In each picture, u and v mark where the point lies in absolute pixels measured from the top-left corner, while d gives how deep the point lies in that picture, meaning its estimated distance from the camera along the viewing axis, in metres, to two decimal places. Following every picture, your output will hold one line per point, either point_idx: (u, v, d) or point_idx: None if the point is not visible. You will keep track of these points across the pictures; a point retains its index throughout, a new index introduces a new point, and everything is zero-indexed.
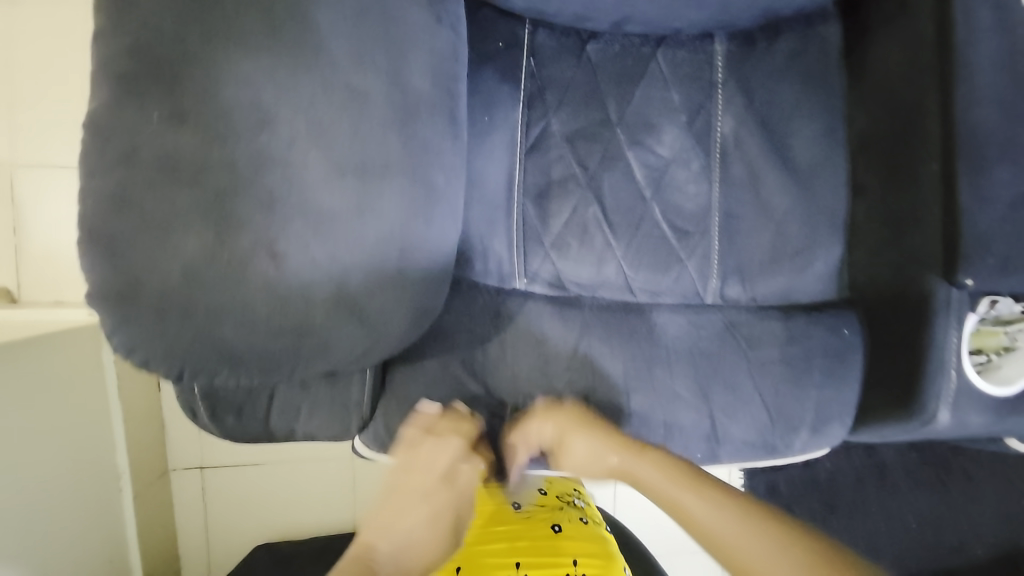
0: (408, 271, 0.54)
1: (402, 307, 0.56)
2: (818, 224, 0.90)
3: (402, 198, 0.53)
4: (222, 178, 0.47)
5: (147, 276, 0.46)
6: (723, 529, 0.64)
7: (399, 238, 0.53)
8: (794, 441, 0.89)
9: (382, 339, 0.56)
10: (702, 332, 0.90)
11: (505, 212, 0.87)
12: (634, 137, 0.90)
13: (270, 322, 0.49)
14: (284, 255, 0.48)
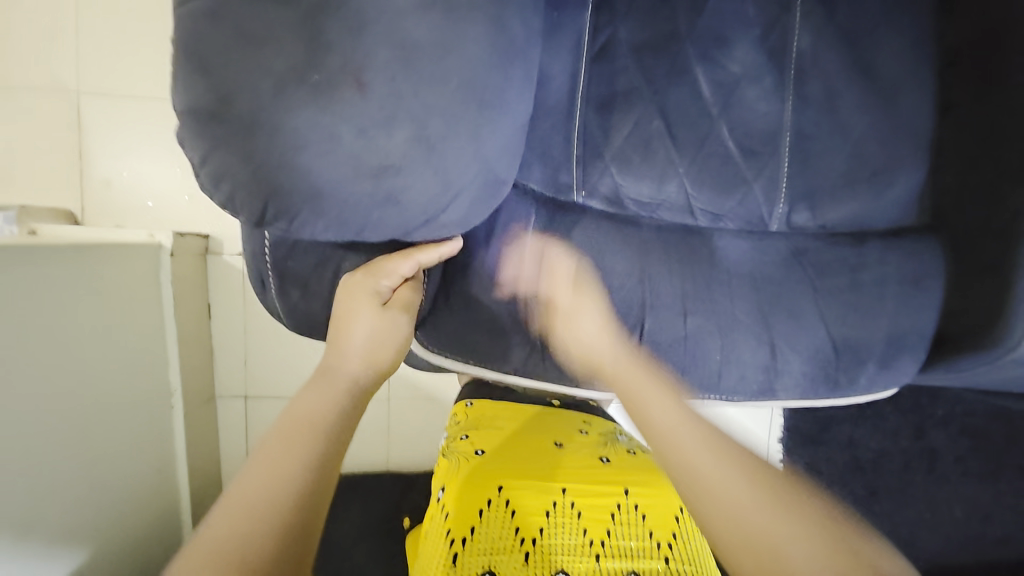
0: (485, 123, 0.54)
1: (474, 165, 0.55)
2: (899, 147, 0.85)
3: (485, 43, 0.52)
4: (314, 1, 0.46)
5: (239, 96, 0.47)
6: (688, 438, 0.60)
7: (480, 88, 0.52)
8: (859, 372, 0.86)
9: (451, 198, 0.56)
10: (765, 258, 0.87)
11: (567, 121, 0.84)
12: (704, 51, 0.85)
13: (349, 156, 0.49)
14: (370, 84, 0.48)
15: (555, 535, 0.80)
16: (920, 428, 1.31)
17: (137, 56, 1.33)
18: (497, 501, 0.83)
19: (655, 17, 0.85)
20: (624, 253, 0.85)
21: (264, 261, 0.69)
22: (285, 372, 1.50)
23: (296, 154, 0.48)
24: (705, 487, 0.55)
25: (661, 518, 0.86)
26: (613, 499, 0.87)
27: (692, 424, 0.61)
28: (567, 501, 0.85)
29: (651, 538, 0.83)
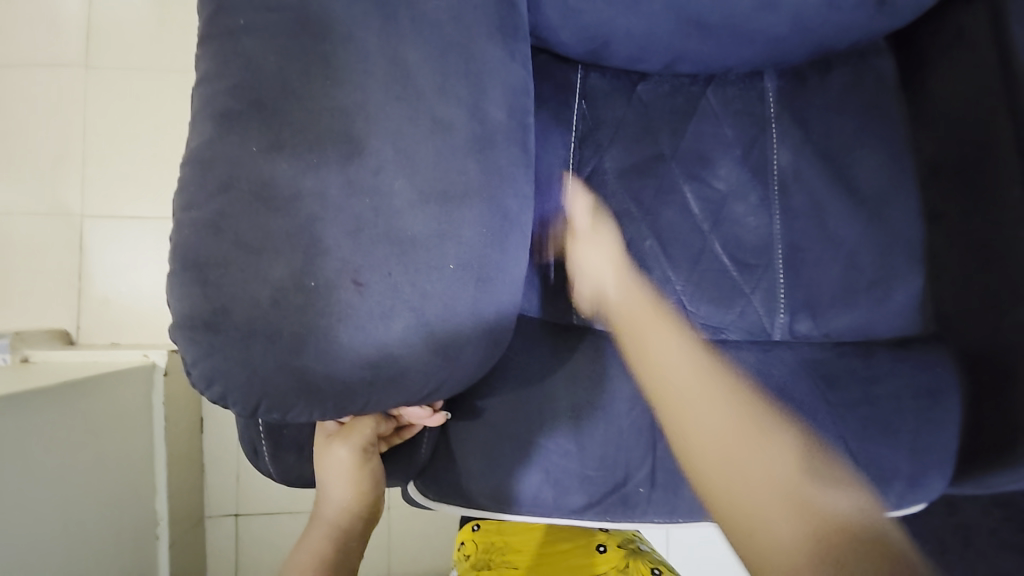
0: (485, 298, 0.54)
1: (476, 332, 0.54)
2: (892, 255, 0.86)
3: (481, 223, 0.53)
4: (311, 206, 0.47)
5: (235, 304, 0.46)
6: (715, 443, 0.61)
7: (478, 263, 0.53)
8: (888, 495, 0.80)
9: (456, 366, 0.54)
10: (773, 370, 0.84)
11: (561, 246, 0.85)
12: (689, 172, 0.90)
13: (348, 347, 0.48)
14: (367, 283, 0.48)
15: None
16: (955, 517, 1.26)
17: (142, 181, 1.37)
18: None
19: (638, 147, 0.89)
20: (632, 382, 0.82)
21: (256, 428, 0.64)
22: (282, 484, 1.44)
23: (294, 355, 0.47)
24: (767, 496, 0.56)
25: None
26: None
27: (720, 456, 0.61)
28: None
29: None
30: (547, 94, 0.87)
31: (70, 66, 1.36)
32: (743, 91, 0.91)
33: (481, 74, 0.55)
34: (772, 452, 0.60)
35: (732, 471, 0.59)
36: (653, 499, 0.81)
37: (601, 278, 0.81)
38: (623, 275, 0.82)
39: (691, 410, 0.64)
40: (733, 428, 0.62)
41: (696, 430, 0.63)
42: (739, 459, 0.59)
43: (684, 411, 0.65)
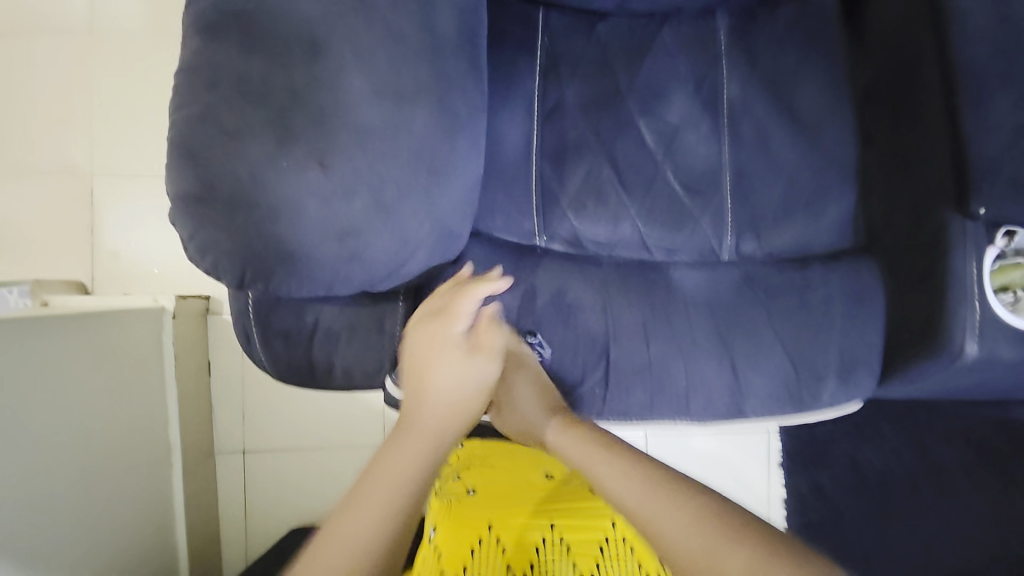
0: (437, 190, 0.63)
1: (427, 221, 0.64)
2: (828, 176, 0.93)
3: (431, 123, 0.62)
4: (281, 100, 0.57)
5: (221, 180, 0.57)
6: (629, 493, 0.58)
7: (427, 157, 0.62)
8: (819, 391, 0.89)
9: (411, 249, 0.64)
10: (718, 285, 0.93)
11: (523, 173, 0.93)
12: (644, 105, 0.96)
13: (318, 218, 0.58)
14: (331, 165, 0.58)
15: (545, 570, 0.82)
16: (923, 443, 1.32)
17: (146, 140, 1.46)
18: (487, 540, 0.85)
19: (599, 81, 0.95)
20: (587, 292, 0.92)
21: (248, 316, 0.75)
22: (285, 423, 1.53)
23: (273, 220, 0.57)
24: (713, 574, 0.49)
25: (649, 549, 0.87)
26: (601, 533, 0.87)
27: (628, 481, 0.59)
28: (556, 535, 0.87)
29: (634, 563, 0.85)
30: (510, 33, 0.94)
31: (75, 31, 1.45)
32: (697, 28, 0.97)
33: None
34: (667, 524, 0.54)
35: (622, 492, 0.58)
36: (607, 399, 0.91)
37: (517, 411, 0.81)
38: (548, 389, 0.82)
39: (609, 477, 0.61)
40: (614, 474, 0.61)
41: (600, 486, 0.61)
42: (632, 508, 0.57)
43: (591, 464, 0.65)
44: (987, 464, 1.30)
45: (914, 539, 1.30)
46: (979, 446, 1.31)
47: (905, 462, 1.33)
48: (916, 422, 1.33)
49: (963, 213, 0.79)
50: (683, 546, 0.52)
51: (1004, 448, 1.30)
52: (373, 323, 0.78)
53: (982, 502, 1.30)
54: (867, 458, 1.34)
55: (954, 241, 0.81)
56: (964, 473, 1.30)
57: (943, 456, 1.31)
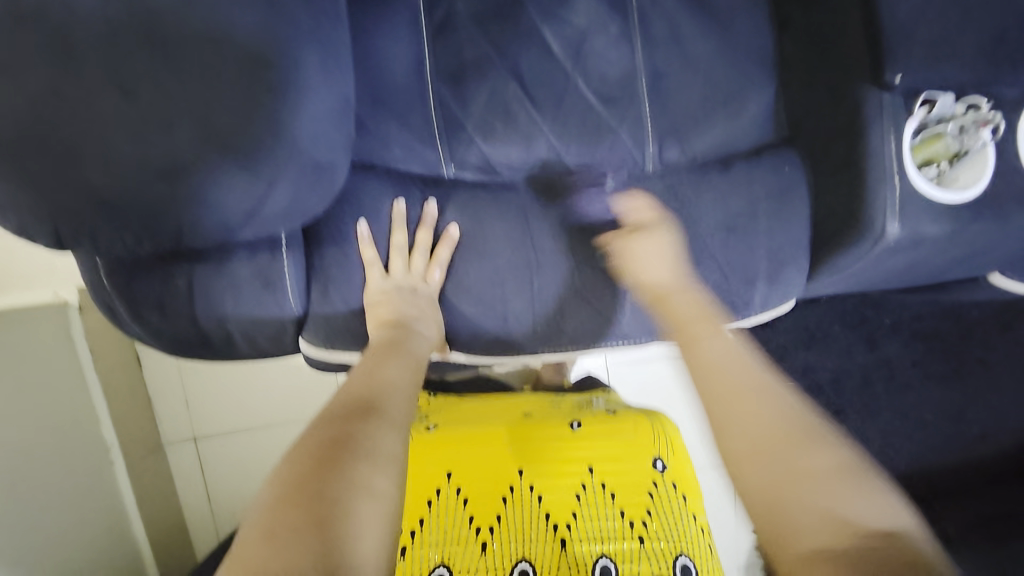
0: (283, 109, 0.58)
1: (280, 158, 0.59)
2: (745, 66, 0.87)
3: (256, 25, 0.57)
4: (75, 29, 0.52)
5: (20, 124, 0.52)
6: (761, 427, 0.56)
7: (269, 82, 0.57)
8: (752, 297, 0.86)
9: (266, 190, 0.59)
10: (642, 200, 0.88)
11: (418, 98, 0.84)
12: (546, 9, 0.86)
13: (153, 154, 0.54)
14: (131, 87, 0.53)
15: (511, 520, 0.73)
16: (872, 340, 1.35)
17: None
18: (446, 491, 0.76)
19: None
20: (506, 223, 0.85)
21: (104, 286, 0.67)
22: (230, 406, 1.39)
23: (107, 162, 0.54)
24: (761, 437, 0.56)
25: (633, 494, 0.76)
26: (577, 478, 0.77)
27: (762, 419, 0.57)
28: (524, 483, 0.76)
29: (612, 508, 0.75)
30: None
31: None
32: None
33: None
34: (699, 385, 0.63)
35: (738, 419, 0.58)
36: (539, 333, 0.86)
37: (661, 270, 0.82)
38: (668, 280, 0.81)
39: (725, 408, 0.59)
40: (765, 434, 0.56)
41: (721, 404, 0.60)
42: (760, 420, 0.57)
43: (712, 368, 0.64)
44: (929, 352, 1.34)
45: (869, 434, 1.35)
46: (922, 336, 1.34)
47: (857, 362, 1.35)
48: (862, 321, 1.35)
49: (877, 84, 0.76)
50: (749, 439, 0.56)
51: (942, 335, 1.34)
52: (257, 277, 0.70)
53: (924, 389, 1.35)
54: (821, 363, 1.36)
55: (866, 120, 0.77)
56: (909, 364, 1.34)
57: (890, 351, 1.35)
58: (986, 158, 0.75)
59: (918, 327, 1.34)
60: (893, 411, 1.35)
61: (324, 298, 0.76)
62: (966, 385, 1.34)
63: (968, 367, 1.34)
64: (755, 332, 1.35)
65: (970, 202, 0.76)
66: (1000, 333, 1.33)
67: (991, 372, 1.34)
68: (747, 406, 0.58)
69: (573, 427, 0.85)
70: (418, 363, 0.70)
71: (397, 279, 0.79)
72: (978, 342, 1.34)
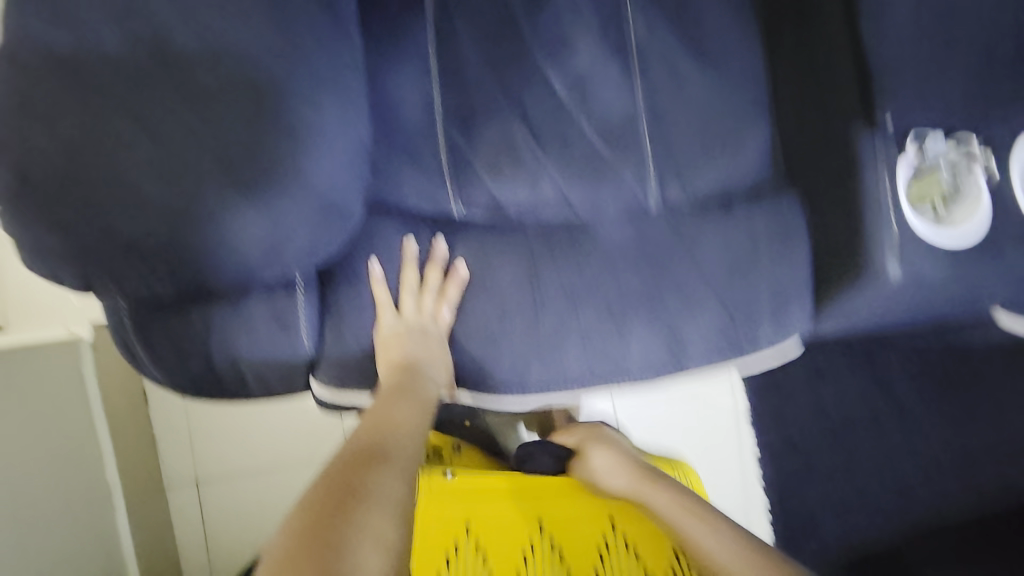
0: (302, 154, 0.61)
1: (298, 201, 0.62)
2: (742, 111, 0.90)
3: (278, 78, 0.61)
4: (111, 87, 0.56)
5: (51, 172, 0.55)
6: (720, 555, 0.72)
7: (286, 132, 0.61)
8: (757, 334, 0.87)
9: (283, 230, 0.62)
10: (646, 239, 0.91)
11: (429, 143, 0.88)
12: (550, 58, 0.91)
13: (177, 200, 0.57)
14: (158, 136, 0.57)
15: (531, 574, 0.78)
16: (881, 375, 1.33)
17: None
18: (468, 550, 0.80)
19: (497, 37, 0.90)
20: (513, 261, 0.88)
21: (124, 329, 0.69)
22: (234, 444, 1.38)
23: (134, 209, 0.56)
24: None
25: (652, 546, 0.83)
26: (598, 533, 0.83)
27: (726, 547, 0.72)
28: (545, 536, 0.82)
29: (632, 561, 0.81)
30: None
31: None
32: None
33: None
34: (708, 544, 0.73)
35: (713, 551, 0.72)
36: (546, 368, 0.87)
37: (613, 481, 0.87)
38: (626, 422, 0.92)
39: (723, 562, 0.71)
40: (732, 556, 0.71)
41: (701, 549, 0.73)
42: (750, 569, 0.68)
43: (676, 524, 0.77)
44: (947, 389, 1.30)
45: (885, 474, 1.31)
46: (938, 372, 1.31)
47: (869, 397, 1.33)
48: (872, 356, 1.33)
49: (869, 126, 0.80)
50: (738, 560, 0.70)
51: (961, 371, 1.30)
52: (271, 316, 0.72)
53: (941, 426, 1.31)
54: (831, 398, 1.34)
55: (861, 159, 0.80)
56: (927, 401, 1.31)
57: (902, 386, 1.32)
58: (979, 200, 0.78)
59: (933, 363, 1.32)
60: (913, 450, 1.30)
61: (336, 336, 0.79)
62: (990, 424, 1.29)
63: (988, 404, 1.30)
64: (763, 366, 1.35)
65: (964, 241, 0.78)
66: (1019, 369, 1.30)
67: (1013, 409, 1.29)
68: (718, 551, 0.72)
69: (587, 475, 0.91)
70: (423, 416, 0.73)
71: (408, 317, 0.81)
72: (999, 381, 1.30)
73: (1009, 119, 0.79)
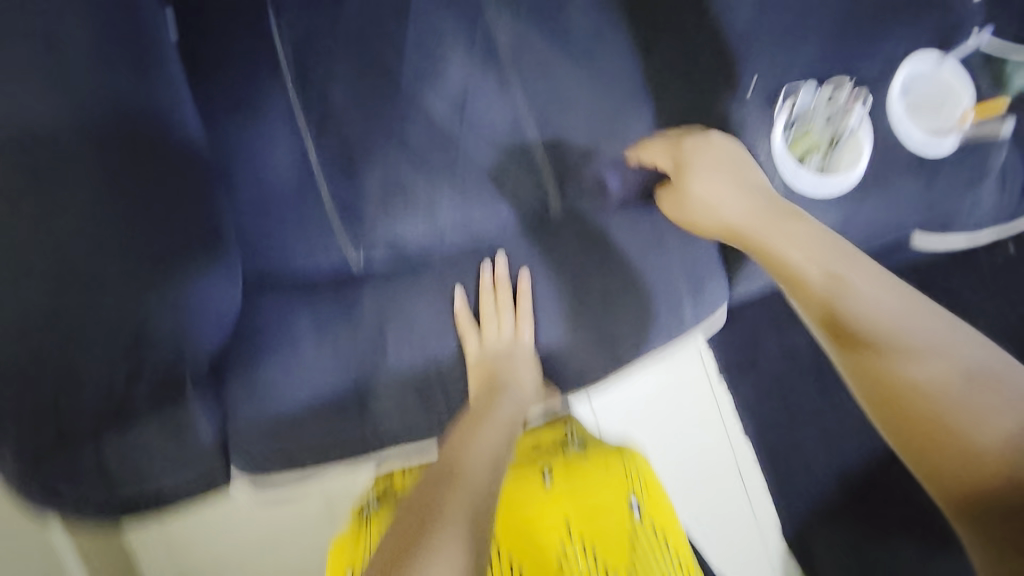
0: (138, 268, 0.61)
1: (148, 312, 0.62)
2: (621, 97, 0.89)
3: (96, 203, 0.60)
4: None
5: None
6: (888, 307, 0.65)
7: (127, 254, 0.61)
8: (681, 315, 0.87)
9: (147, 342, 0.63)
10: (558, 248, 0.89)
11: (312, 198, 0.84)
12: (424, 85, 0.88)
13: (16, 347, 0.56)
14: None
15: None
16: None
17: None
18: None
19: (362, 75, 0.87)
20: (427, 301, 0.86)
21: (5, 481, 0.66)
22: None
23: None
24: (894, 320, 0.64)
25: (614, 539, 0.77)
26: (554, 539, 0.76)
27: (937, 356, 0.60)
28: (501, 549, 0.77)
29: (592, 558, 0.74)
30: (238, 56, 0.84)
31: None
32: None
33: (89, 95, 0.62)
34: (794, 250, 0.71)
35: (987, 407, 0.55)
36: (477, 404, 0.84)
37: (717, 213, 0.78)
38: (757, 196, 0.77)
39: (892, 321, 0.64)
40: (906, 310, 0.65)
41: (857, 302, 0.66)
42: (895, 318, 0.64)
43: (787, 252, 0.71)
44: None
45: None
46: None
47: None
48: None
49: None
50: (976, 393, 0.57)
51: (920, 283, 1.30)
52: (163, 427, 0.71)
53: None
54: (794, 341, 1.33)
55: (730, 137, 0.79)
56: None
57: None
58: (859, 141, 0.80)
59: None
60: None
61: (249, 423, 0.77)
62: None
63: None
64: (725, 327, 1.32)
65: (854, 181, 0.80)
66: (963, 274, 1.31)
67: (965, 312, 1.31)
68: (928, 338, 0.62)
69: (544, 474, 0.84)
70: (499, 437, 0.74)
71: (489, 339, 0.85)
72: (947, 285, 1.31)
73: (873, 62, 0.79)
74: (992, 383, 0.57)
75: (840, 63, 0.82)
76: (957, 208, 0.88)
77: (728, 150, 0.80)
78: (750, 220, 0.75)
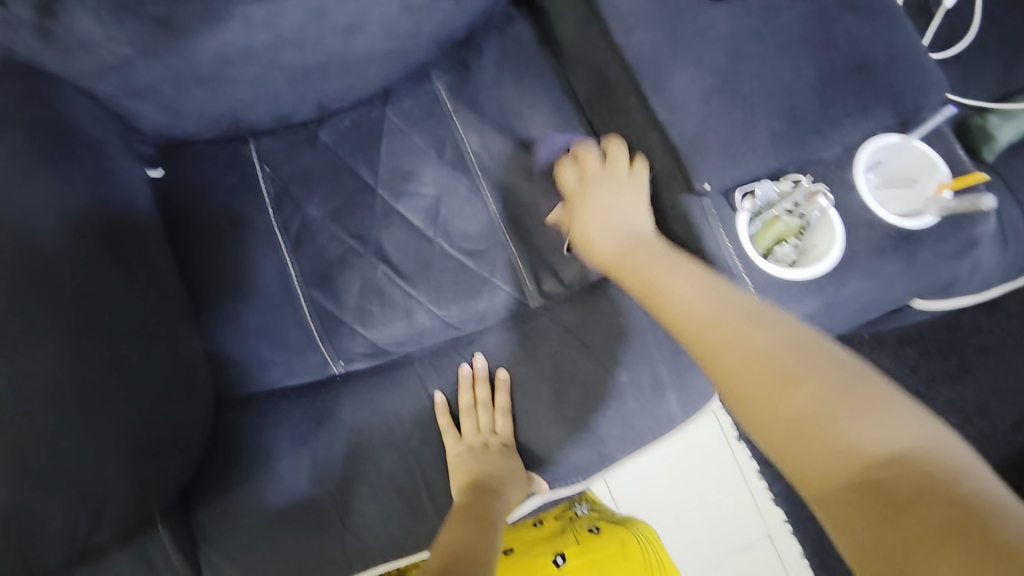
0: (102, 417, 0.63)
1: (116, 458, 0.64)
2: None
3: (56, 360, 0.61)
4: None
5: None
6: (923, 443, 0.43)
7: (89, 406, 0.62)
8: (666, 407, 0.84)
9: (113, 493, 0.64)
10: (534, 340, 0.88)
11: (291, 307, 0.87)
12: (397, 190, 0.91)
13: None
14: None
15: None
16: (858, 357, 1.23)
17: None
18: None
19: (337, 187, 0.91)
20: (408, 403, 0.86)
21: None
22: None
23: None
24: (959, 471, 0.41)
25: None
26: None
27: (917, 434, 0.44)
28: None
29: None
30: (216, 181, 0.89)
31: None
32: (418, 98, 0.95)
33: (49, 254, 0.64)
34: (678, 288, 0.62)
35: (843, 433, 0.46)
36: None
37: (610, 242, 0.73)
38: (643, 230, 0.73)
39: (747, 326, 0.55)
40: (908, 431, 0.45)
41: (928, 466, 0.42)
42: (780, 347, 0.52)
43: (797, 385, 0.49)
44: (922, 353, 1.23)
45: None
46: (909, 339, 1.24)
47: None
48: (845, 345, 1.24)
49: (693, 193, 0.78)
50: (848, 452, 0.45)
51: (938, 328, 1.24)
52: (134, 564, 0.72)
53: (941, 393, 1.22)
54: None
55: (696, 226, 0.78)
56: (906, 370, 1.23)
57: (879, 363, 1.23)
58: (834, 225, 0.75)
59: (901, 330, 1.24)
60: None
61: (227, 548, 0.78)
62: (975, 376, 1.22)
63: (969, 358, 1.23)
64: None
65: (831, 268, 0.75)
66: (989, 314, 1.23)
67: (994, 353, 1.22)
68: (823, 422, 0.47)
69: (557, 560, 0.93)
70: (491, 533, 0.71)
71: (469, 440, 0.84)
72: (966, 327, 1.24)
73: (845, 138, 0.76)
74: (786, 381, 0.50)
75: (796, 152, 0.76)
76: (958, 272, 0.84)
77: (625, 191, 0.77)
78: (646, 244, 0.71)
